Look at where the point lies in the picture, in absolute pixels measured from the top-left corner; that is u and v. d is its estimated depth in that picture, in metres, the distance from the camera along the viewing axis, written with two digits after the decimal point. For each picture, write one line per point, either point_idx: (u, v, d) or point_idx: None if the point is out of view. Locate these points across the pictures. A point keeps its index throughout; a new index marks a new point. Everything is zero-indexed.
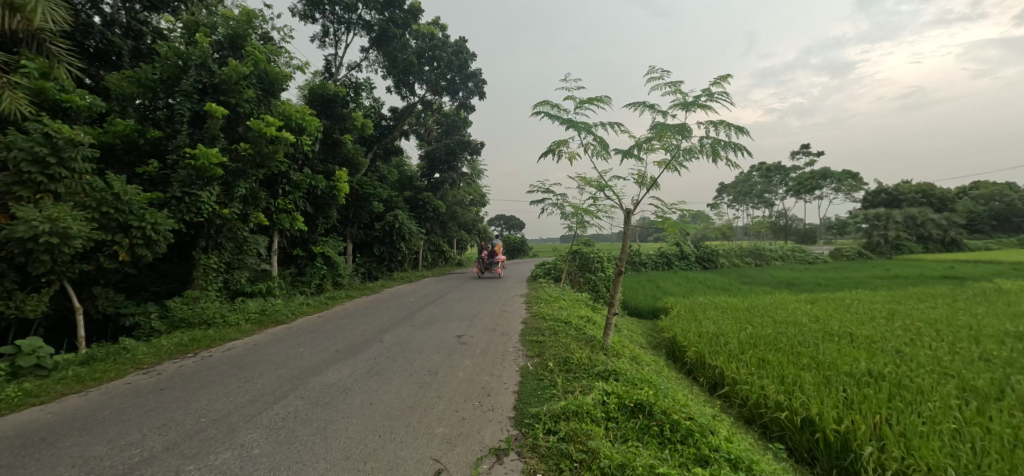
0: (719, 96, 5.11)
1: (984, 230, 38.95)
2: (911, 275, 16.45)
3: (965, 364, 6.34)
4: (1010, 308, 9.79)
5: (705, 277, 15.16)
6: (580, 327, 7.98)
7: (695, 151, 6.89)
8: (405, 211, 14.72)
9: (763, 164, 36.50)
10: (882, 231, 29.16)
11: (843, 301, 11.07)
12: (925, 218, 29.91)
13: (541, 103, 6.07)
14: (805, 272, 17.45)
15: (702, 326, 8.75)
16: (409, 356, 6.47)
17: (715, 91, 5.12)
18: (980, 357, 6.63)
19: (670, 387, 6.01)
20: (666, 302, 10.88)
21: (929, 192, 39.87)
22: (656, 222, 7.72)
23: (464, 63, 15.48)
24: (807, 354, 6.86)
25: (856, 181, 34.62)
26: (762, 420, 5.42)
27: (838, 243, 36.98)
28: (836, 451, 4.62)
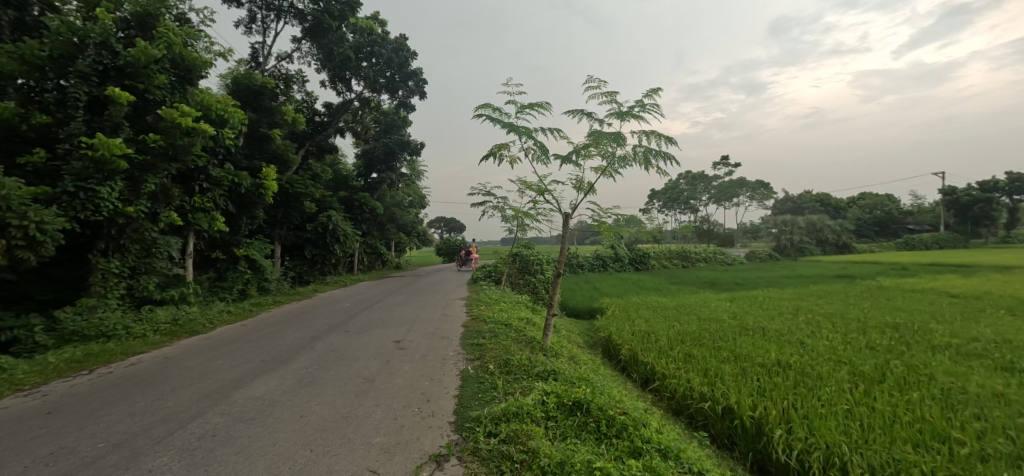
0: (651, 108, 5.30)
1: (871, 235, 43.92)
2: (813, 274, 18.17)
3: (853, 351, 7.02)
4: (893, 303, 11.05)
5: (639, 278, 15.82)
6: (519, 328, 7.96)
7: (630, 159, 7.14)
8: (340, 212, 14.08)
9: (689, 173, 38.85)
10: (788, 236, 32.05)
11: (759, 298, 11.92)
12: (824, 224, 33.23)
13: (484, 106, 6.01)
14: (725, 273, 18.76)
15: (635, 325, 9.06)
16: (343, 364, 6.13)
17: (648, 103, 5.31)
18: (865, 344, 7.37)
19: (606, 384, 6.14)
20: (602, 302, 11.18)
21: (828, 201, 44.40)
22: (592, 226, 7.91)
23: (405, 61, 15.13)
24: (727, 348, 7.30)
25: (768, 191, 37.94)
26: (688, 411, 5.68)
27: (754, 246, 40.14)
28: (754, 436, 4.90)
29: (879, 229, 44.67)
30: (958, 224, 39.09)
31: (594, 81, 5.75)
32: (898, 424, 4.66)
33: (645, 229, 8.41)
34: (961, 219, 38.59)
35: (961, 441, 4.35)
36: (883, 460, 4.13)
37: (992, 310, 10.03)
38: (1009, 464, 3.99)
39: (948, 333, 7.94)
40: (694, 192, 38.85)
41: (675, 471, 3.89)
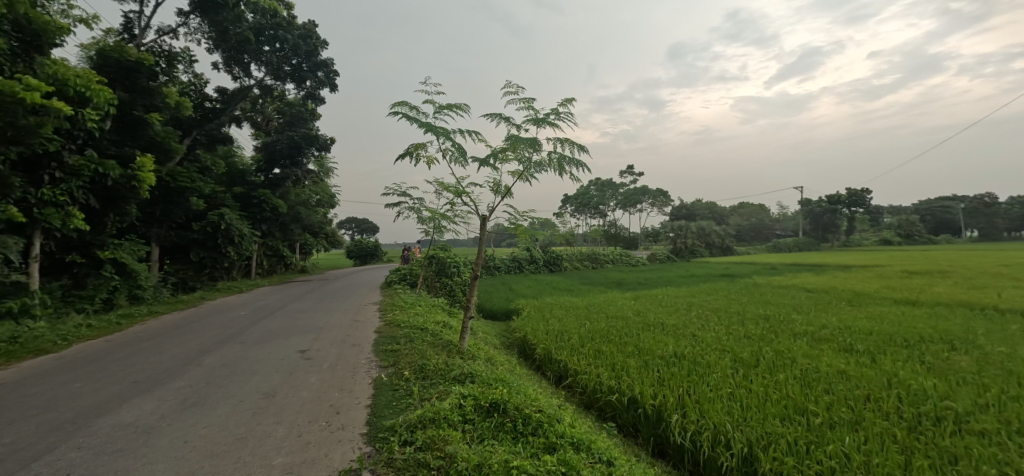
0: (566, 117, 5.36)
1: (749, 239, 49.52)
2: (703, 273, 19.88)
3: (737, 340, 7.70)
4: (769, 297, 12.39)
5: (552, 279, 16.22)
6: (435, 332, 7.71)
7: (546, 164, 7.24)
8: (235, 210, 12.77)
9: (598, 180, 40.79)
10: (683, 239, 34.97)
11: (659, 296, 12.73)
12: (712, 229, 36.75)
13: (400, 103, 5.73)
14: (628, 273, 19.96)
15: (549, 324, 9.20)
16: (238, 380, 5.49)
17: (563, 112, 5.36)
18: (744, 334, 8.14)
19: (522, 383, 6.13)
20: (518, 303, 11.24)
21: (715, 208, 49.40)
22: (509, 228, 7.89)
23: (313, 50, 14.12)
24: (631, 343, 7.67)
25: (666, 198, 41.31)
26: (598, 404, 5.86)
27: (655, 249, 43.20)
28: (654, 422, 5.15)
29: (755, 234, 50.65)
30: (812, 231, 46.00)
31: (512, 85, 5.72)
32: (769, 402, 5.14)
33: (559, 232, 8.58)
34: (815, 227, 45.48)
35: (815, 412, 4.89)
36: (759, 433, 4.52)
37: (841, 301, 11.63)
38: (852, 429, 4.55)
39: (807, 322, 9.04)
40: (604, 198, 40.23)
41: (586, 462, 3.93)
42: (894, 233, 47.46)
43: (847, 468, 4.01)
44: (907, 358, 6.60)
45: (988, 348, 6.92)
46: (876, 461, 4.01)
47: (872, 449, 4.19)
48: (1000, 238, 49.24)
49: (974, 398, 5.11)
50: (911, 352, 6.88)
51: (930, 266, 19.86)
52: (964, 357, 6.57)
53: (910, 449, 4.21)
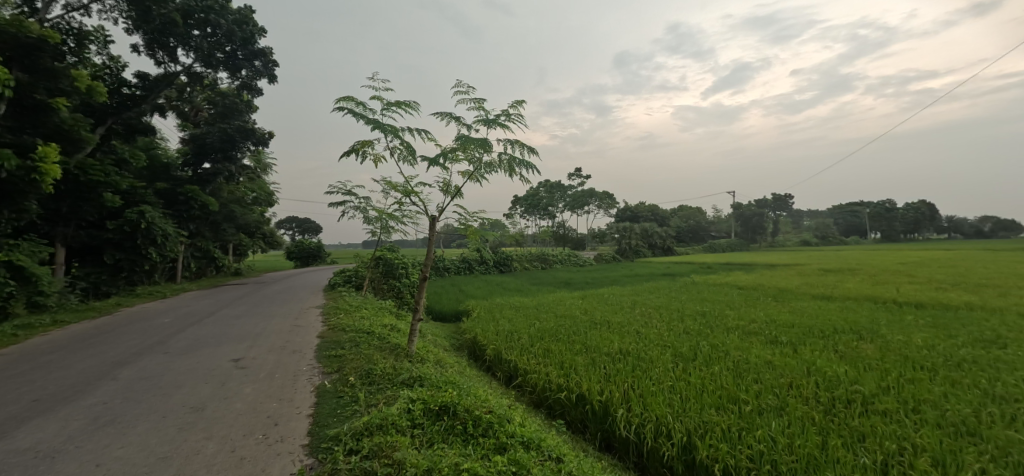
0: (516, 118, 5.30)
1: (688, 240, 51.86)
2: (645, 273, 20.54)
3: (677, 336, 7.98)
4: (707, 295, 12.96)
5: (501, 280, 16.16)
6: (383, 336, 7.43)
7: (496, 165, 7.18)
8: (157, 208, 11.75)
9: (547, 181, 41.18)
10: (627, 240, 36.05)
11: (606, 295, 12.97)
12: (655, 230, 38.15)
13: (345, 98, 5.44)
14: (575, 273, 20.27)
15: (499, 325, 9.12)
16: (161, 393, 5.01)
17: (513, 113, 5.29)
18: (683, 330, 8.44)
19: (472, 384, 6.02)
20: (468, 304, 11.08)
21: (657, 211, 51.36)
22: (459, 229, 7.74)
23: (250, 37, 13.37)
24: (578, 341, 7.76)
25: (611, 201, 42.50)
26: (548, 402, 5.86)
27: (601, 250, 44.28)
28: (601, 417, 5.22)
29: (693, 235, 53.13)
30: (742, 234, 49.61)
31: (463, 83, 5.61)
32: (707, 392, 5.34)
33: (509, 233, 8.54)
34: (744, 230, 49.17)
35: (746, 400, 5.12)
36: (697, 422, 4.67)
37: (769, 297, 12.38)
38: (778, 415, 4.80)
39: (740, 317, 9.53)
40: (553, 200, 40.65)
41: (536, 460, 3.89)
42: (814, 235, 51.50)
43: (774, 451, 4.21)
44: (823, 348, 7.10)
45: (889, 337, 7.59)
46: (798, 442, 4.24)
47: (794, 431, 4.43)
48: (900, 239, 54.65)
49: (877, 381, 5.54)
50: (826, 342, 7.41)
51: (842, 264, 21.68)
52: (869, 345, 7.14)
53: (825, 429, 4.49)
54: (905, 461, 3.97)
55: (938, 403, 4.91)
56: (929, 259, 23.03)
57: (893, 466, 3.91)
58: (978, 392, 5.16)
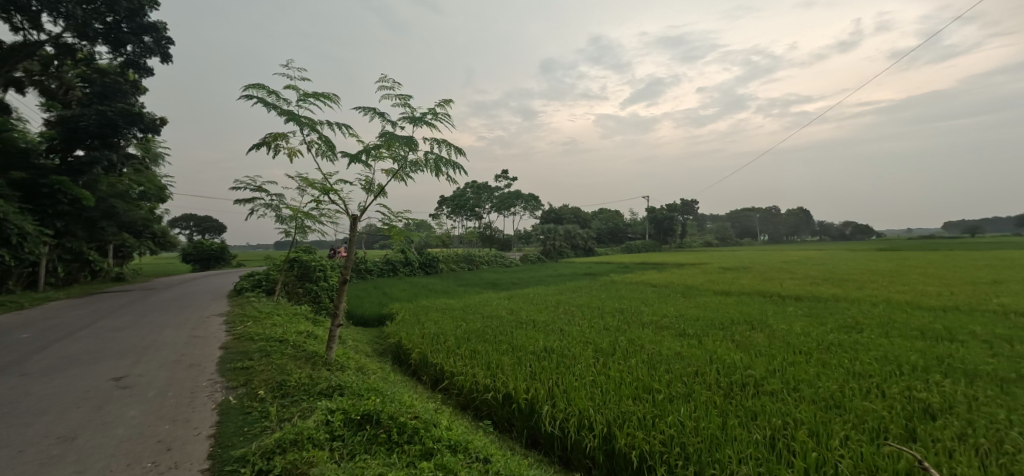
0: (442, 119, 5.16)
1: (607, 241, 54.17)
2: (568, 273, 21.04)
3: (598, 332, 8.20)
4: (625, 293, 13.50)
5: (425, 281, 15.74)
6: (298, 344, 6.85)
7: (422, 164, 6.93)
8: (14, 202, 9.99)
9: (476, 182, 40.33)
10: (551, 240, 36.82)
11: (531, 295, 13.05)
12: (577, 232, 39.41)
13: (256, 85, 4.92)
14: (501, 274, 20.32)
15: (425, 328, 8.80)
16: (17, 424, 4.19)
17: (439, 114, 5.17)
18: (603, 326, 8.69)
19: (397, 391, 5.70)
20: (392, 307, 10.62)
21: (579, 213, 53.14)
22: (382, 229, 7.35)
23: (138, 10, 11.82)
24: (506, 340, 7.70)
25: (536, 202, 43.38)
26: (475, 403, 5.72)
27: (527, 250, 44.87)
28: (527, 416, 5.18)
29: (613, 237, 55.51)
30: (655, 235, 52.84)
31: (389, 79, 5.32)
32: (624, 384, 5.49)
33: (435, 234, 8.31)
34: (657, 232, 52.39)
35: (659, 389, 5.31)
36: (616, 413, 4.76)
37: (680, 293, 13.16)
38: (686, 401, 5.03)
39: (653, 313, 10.02)
40: (480, 201, 40.29)
41: (464, 463, 3.72)
42: (716, 237, 56.18)
43: (682, 434, 4.39)
44: (723, 338, 7.66)
45: (776, 326, 8.35)
46: (703, 425, 4.46)
47: (700, 415, 4.66)
48: (786, 241, 61.25)
49: (766, 366, 6.03)
50: (725, 333, 8.00)
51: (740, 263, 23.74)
52: (760, 334, 7.81)
53: (725, 411, 4.78)
54: (788, 435, 4.30)
55: (812, 382, 5.42)
56: (808, 258, 25.92)
57: (779, 440, 4.23)
58: (842, 370, 5.78)
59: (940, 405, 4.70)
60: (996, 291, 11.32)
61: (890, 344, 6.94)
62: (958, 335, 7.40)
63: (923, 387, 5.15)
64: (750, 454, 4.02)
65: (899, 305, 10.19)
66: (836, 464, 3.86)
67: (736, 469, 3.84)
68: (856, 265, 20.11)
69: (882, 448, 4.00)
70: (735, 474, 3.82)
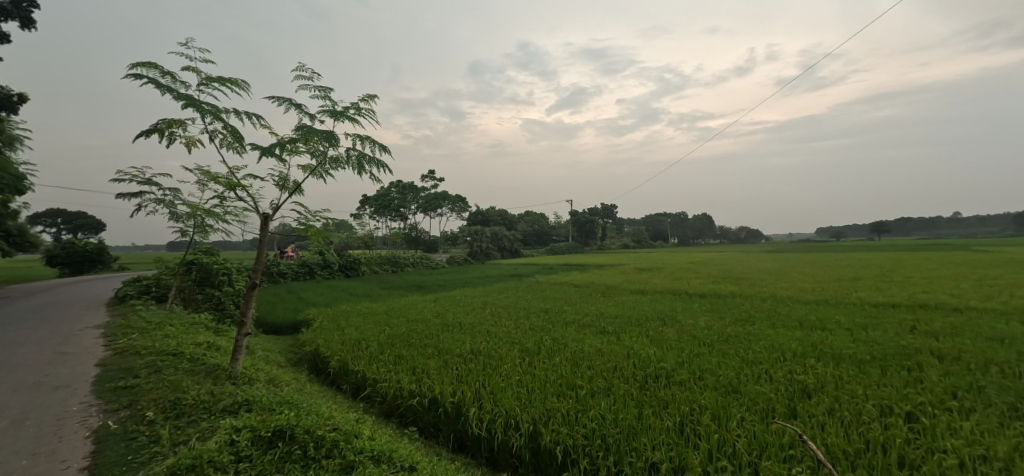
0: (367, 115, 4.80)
1: (533, 243, 55.04)
2: (494, 275, 20.93)
3: (523, 333, 8.16)
4: (551, 293, 13.64)
5: (346, 284, 14.87)
6: (197, 358, 6.08)
7: (342, 161, 6.49)
8: None
9: (403, 183, 38.64)
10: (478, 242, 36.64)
11: (458, 297, 12.75)
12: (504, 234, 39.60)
13: (146, 64, 4.21)
14: (427, 276, 19.80)
15: (346, 334, 8.25)
16: None
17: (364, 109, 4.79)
18: (529, 327, 8.68)
19: (314, 403, 5.21)
20: (307, 313, 9.86)
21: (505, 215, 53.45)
22: (297, 229, 6.77)
23: None
24: (432, 344, 7.42)
25: (463, 204, 43.06)
26: (399, 411, 5.41)
27: (453, 252, 44.32)
28: (454, 419, 4.96)
29: (539, 239, 56.51)
30: (578, 238, 54.65)
31: (307, 68, 4.86)
32: (549, 382, 5.46)
33: (357, 235, 7.82)
34: (580, 234, 54.19)
35: (581, 385, 5.34)
36: (542, 411, 4.71)
37: (601, 293, 13.56)
38: (606, 395, 5.10)
39: (576, 312, 10.21)
40: (406, 202, 38.96)
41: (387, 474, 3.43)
42: (633, 240, 59.32)
43: (603, 426, 4.42)
44: (639, 334, 7.95)
45: (684, 321, 8.84)
46: (621, 416, 4.52)
47: (619, 407, 4.73)
48: (695, 243, 66.14)
49: (676, 358, 6.31)
50: (642, 329, 8.32)
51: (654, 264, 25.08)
52: (672, 329, 8.22)
53: (641, 402, 4.90)
54: (694, 420, 4.49)
55: (715, 371, 5.75)
56: (713, 259, 28.06)
57: (687, 425, 4.39)
58: (738, 359, 6.22)
59: (814, 385, 5.17)
60: (857, 287, 12.89)
61: (776, 334, 7.57)
62: (828, 323, 8.32)
63: (801, 370, 5.65)
64: (663, 440, 4.13)
65: (785, 299, 11.24)
66: (733, 443, 4.07)
67: (649, 456, 3.92)
68: (752, 265, 22.13)
69: (771, 426, 4.29)
70: (650, 461, 3.90)
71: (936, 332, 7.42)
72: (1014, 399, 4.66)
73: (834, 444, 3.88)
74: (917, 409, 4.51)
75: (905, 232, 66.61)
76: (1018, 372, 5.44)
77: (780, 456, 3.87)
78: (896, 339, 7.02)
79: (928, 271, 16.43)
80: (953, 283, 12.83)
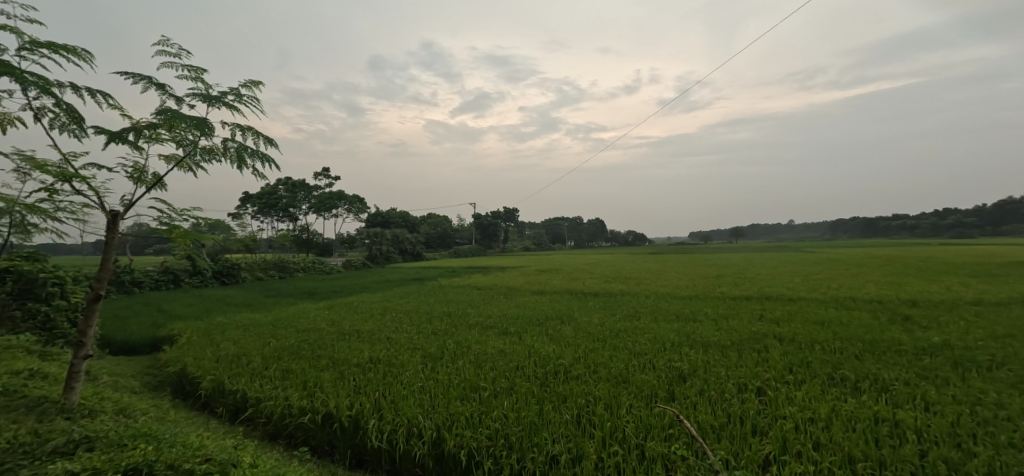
0: (248, 102, 4.14)
1: (435, 246, 54.05)
2: (393, 279, 20.01)
3: (425, 338, 7.77)
4: (453, 297, 13.31)
5: (220, 293, 13.14)
6: (14, 390, 4.81)
7: (218, 153, 5.63)
8: None
9: (289, 180, 34.89)
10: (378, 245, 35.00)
11: (355, 304, 11.87)
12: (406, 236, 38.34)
13: None
14: (320, 282, 18.30)
15: (220, 350, 7.18)
16: None
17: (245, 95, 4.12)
18: (431, 331, 8.29)
19: (181, 431, 4.36)
20: (170, 328, 8.44)
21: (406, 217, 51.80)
22: (158, 230, 5.73)
23: None
24: (325, 355, 6.71)
25: (360, 204, 40.97)
26: (287, 431, 4.76)
27: (350, 255, 41.85)
28: (351, 434, 4.48)
29: (442, 242, 55.64)
30: (481, 240, 54.90)
31: (175, 45, 4.06)
32: (451, 386, 5.20)
33: (234, 236, 6.87)
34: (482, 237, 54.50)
35: (484, 387, 5.14)
36: (445, 416, 4.43)
37: (503, 295, 13.54)
38: (509, 394, 4.95)
39: (479, 314, 10.02)
40: (295, 201, 35.47)
41: None
42: (533, 243, 61.05)
43: (506, 426, 4.26)
44: (539, 333, 7.98)
45: (580, 319, 9.08)
46: (523, 413, 4.39)
47: (520, 405, 4.60)
48: (590, 246, 70.02)
49: (572, 354, 6.39)
50: (542, 328, 8.38)
51: (552, 265, 25.96)
52: (569, 327, 8.36)
53: (541, 398, 4.82)
54: (590, 411, 4.50)
55: (607, 363, 5.91)
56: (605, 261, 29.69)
57: (583, 416, 4.39)
58: (626, 351, 6.47)
59: (688, 370, 5.51)
60: (721, 283, 14.37)
61: (659, 327, 8.05)
62: (700, 315, 9.10)
63: (679, 358, 6.03)
64: (562, 433, 4.07)
65: (666, 296, 12.12)
66: (623, 429, 4.14)
67: (549, 450, 3.84)
68: (638, 266, 23.83)
69: (654, 409, 4.43)
70: (551, 454, 3.82)
71: (779, 318, 8.46)
72: (831, 370, 5.32)
73: (703, 420, 4.10)
74: (764, 384, 4.99)
75: (759, 235, 77.01)
76: (833, 348, 6.31)
77: (662, 436, 3.98)
78: (749, 326, 7.85)
79: (774, 268, 18.91)
80: (790, 277, 14.88)
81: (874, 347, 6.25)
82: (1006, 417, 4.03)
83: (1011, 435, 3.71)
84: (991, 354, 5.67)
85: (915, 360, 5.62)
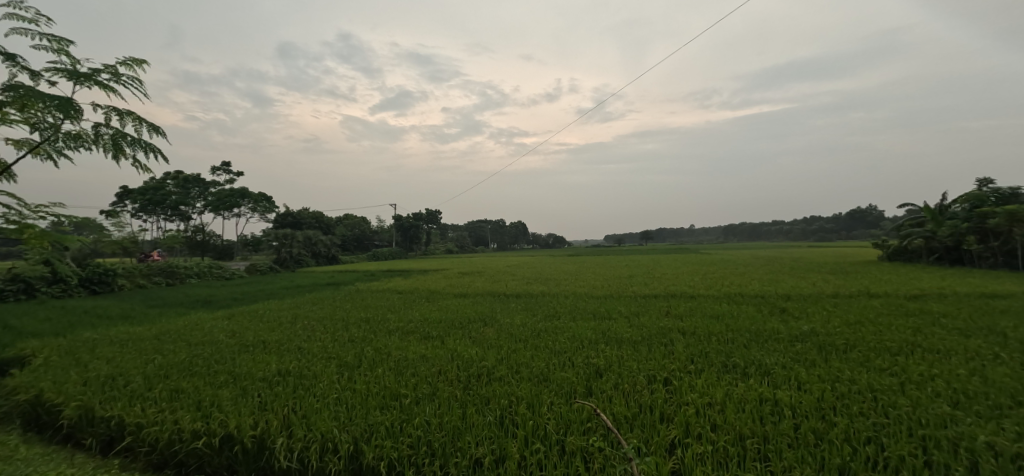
0: None
1: (353, 248, 51.56)
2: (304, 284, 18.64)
3: (341, 346, 7.19)
4: (369, 301, 12.63)
5: (91, 304, 11.34)
6: None
7: (88, 140, 4.79)
8: None
9: (180, 175, 31.38)
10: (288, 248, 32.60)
11: (259, 312, 10.82)
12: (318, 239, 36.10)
13: None
14: (218, 288, 16.52)
15: (89, 371, 6.10)
16: None
17: None
18: (347, 339, 7.72)
19: (31, 471, 3.58)
20: (19, 347, 7.06)
21: (320, 218, 48.87)
22: (5, 229, 4.76)
23: None
24: (223, 370, 5.94)
25: (266, 203, 37.98)
26: (177, 459, 4.09)
27: (256, 259, 38.58)
28: (255, 456, 3.95)
29: (359, 245, 53.22)
30: (401, 242, 53.33)
31: None
32: (371, 395, 4.79)
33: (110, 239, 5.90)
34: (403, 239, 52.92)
35: (404, 394, 4.80)
36: (363, 427, 4.04)
37: (423, 299, 13.08)
38: (431, 400, 4.65)
39: (397, 319, 9.54)
40: (188, 198, 32.01)
41: None
42: (455, 245, 60.42)
43: (428, 432, 3.96)
44: (461, 336, 7.73)
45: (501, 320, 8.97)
46: (446, 418, 4.11)
47: (443, 410, 4.32)
48: (512, 248, 70.89)
49: (495, 356, 6.22)
50: (464, 331, 8.14)
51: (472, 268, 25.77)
52: (491, 329, 8.21)
53: (465, 402, 4.59)
54: (513, 411, 4.35)
55: (529, 363, 5.82)
56: (526, 262, 30.06)
57: (506, 417, 4.23)
58: (546, 351, 6.42)
59: (604, 366, 5.56)
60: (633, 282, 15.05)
61: (576, 326, 8.14)
62: (613, 313, 9.38)
63: (596, 355, 6.09)
64: (485, 435, 3.86)
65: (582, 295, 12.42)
66: (544, 426, 4.02)
67: (472, 453, 3.63)
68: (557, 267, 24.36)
69: (573, 405, 4.36)
70: (473, 458, 3.61)
71: (683, 314, 8.94)
72: (726, 359, 5.63)
73: (617, 412, 4.10)
74: (671, 375, 5.16)
75: (666, 238, 82.60)
76: (726, 339, 6.73)
77: (580, 430, 3.92)
78: (657, 322, 8.19)
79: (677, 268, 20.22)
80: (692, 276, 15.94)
81: (758, 337, 6.76)
82: (858, 391, 4.42)
83: (862, 405, 4.06)
84: (845, 338, 6.34)
85: (791, 346, 6.13)
